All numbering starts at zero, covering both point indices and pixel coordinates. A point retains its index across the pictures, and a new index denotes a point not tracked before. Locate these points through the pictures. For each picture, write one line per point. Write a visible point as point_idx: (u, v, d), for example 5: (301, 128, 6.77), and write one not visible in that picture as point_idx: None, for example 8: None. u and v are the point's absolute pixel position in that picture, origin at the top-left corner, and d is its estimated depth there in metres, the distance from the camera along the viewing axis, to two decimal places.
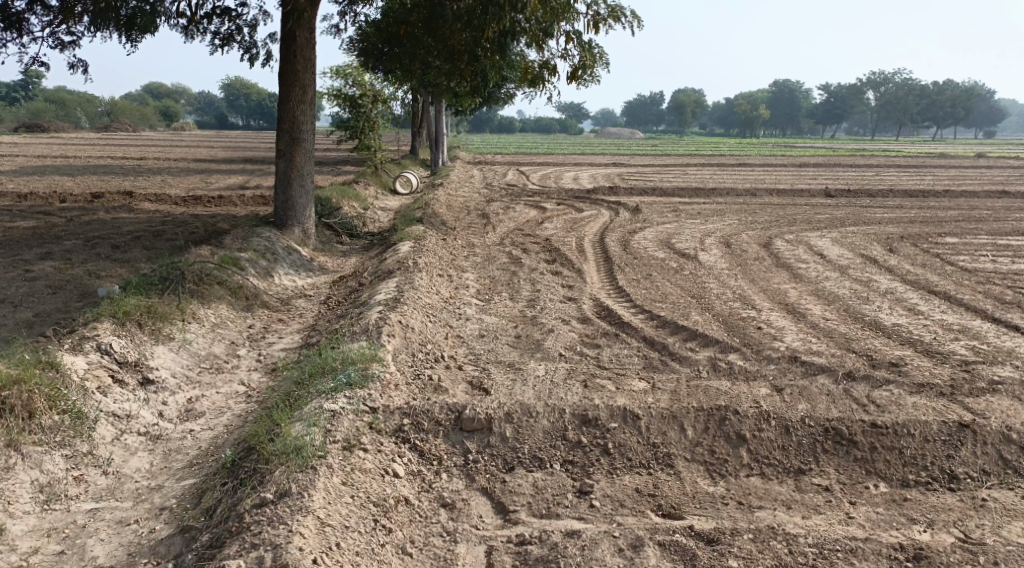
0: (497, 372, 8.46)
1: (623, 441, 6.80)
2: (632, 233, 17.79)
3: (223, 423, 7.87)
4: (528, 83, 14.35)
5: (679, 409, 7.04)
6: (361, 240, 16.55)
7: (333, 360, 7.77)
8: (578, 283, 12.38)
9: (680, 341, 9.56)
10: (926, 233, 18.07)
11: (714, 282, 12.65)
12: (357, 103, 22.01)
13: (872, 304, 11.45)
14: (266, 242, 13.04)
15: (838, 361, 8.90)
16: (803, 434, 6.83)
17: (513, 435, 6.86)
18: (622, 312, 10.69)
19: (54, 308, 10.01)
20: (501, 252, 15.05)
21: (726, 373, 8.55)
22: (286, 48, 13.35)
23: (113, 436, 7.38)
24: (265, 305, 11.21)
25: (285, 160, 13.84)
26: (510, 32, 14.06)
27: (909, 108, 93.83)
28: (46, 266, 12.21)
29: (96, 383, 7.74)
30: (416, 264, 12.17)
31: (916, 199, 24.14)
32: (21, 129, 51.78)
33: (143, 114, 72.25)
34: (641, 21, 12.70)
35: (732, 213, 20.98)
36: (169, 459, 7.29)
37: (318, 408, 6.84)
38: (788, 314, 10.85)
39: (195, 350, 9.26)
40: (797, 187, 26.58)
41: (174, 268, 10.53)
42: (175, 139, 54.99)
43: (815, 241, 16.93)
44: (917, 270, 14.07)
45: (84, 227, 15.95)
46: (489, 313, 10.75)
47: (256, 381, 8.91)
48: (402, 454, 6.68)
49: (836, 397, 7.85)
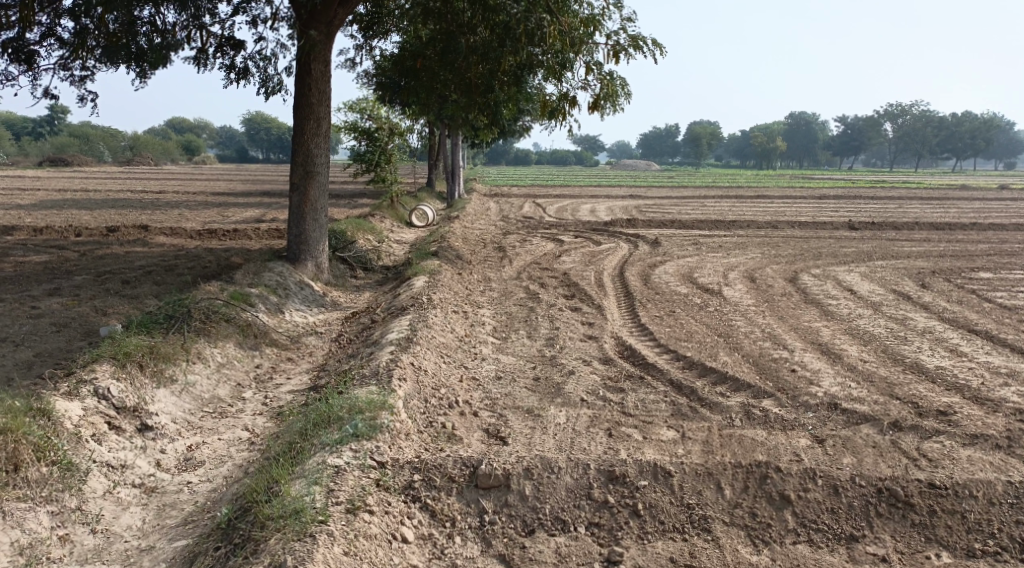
0: (516, 419, 7.90)
1: (654, 502, 6.22)
2: (653, 267, 17.20)
3: (223, 475, 7.36)
4: (547, 115, 13.96)
5: (715, 465, 6.47)
6: (376, 274, 16.10)
7: (339, 408, 7.21)
8: (598, 321, 11.85)
9: (710, 385, 8.98)
10: (959, 268, 17.42)
11: (742, 320, 12.08)
12: (374, 137, 21.70)
13: (911, 345, 10.82)
14: (277, 277, 12.61)
15: (882, 409, 8.28)
16: (854, 495, 6.23)
17: (534, 493, 6.30)
18: (646, 352, 10.14)
19: (56, 347, 9.58)
20: (519, 287, 14.57)
21: (761, 422, 7.94)
22: (302, 81, 13.01)
23: (104, 489, 6.89)
24: (274, 343, 10.73)
25: (298, 194, 13.42)
26: (527, 64, 13.67)
27: (929, 139, 92.84)
28: (53, 302, 11.81)
29: (91, 430, 7.27)
30: (431, 300, 11.68)
31: (943, 233, 23.50)
32: (44, 164, 52.08)
33: (164, 148, 72.40)
34: (664, 49, 12.31)
35: (754, 246, 20.42)
36: (162, 515, 6.78)
37: (322, 464, 6.34)
38: (822, 355, 10.24)
39: (198, 394, 8.80)
40: (820, 220, 25.97)
41: (179, 306, 10.08)
42: (194, 173, 55.18)
43: (843, 276, 16.34)
44: (954, 307, 13.45)
45: (95, 261, 15.62)
46: (506, 353, 10.22)
47: (260, 426, 8.41)
48: (412, 515, 6.13)
49: (882, 450, 7.26)
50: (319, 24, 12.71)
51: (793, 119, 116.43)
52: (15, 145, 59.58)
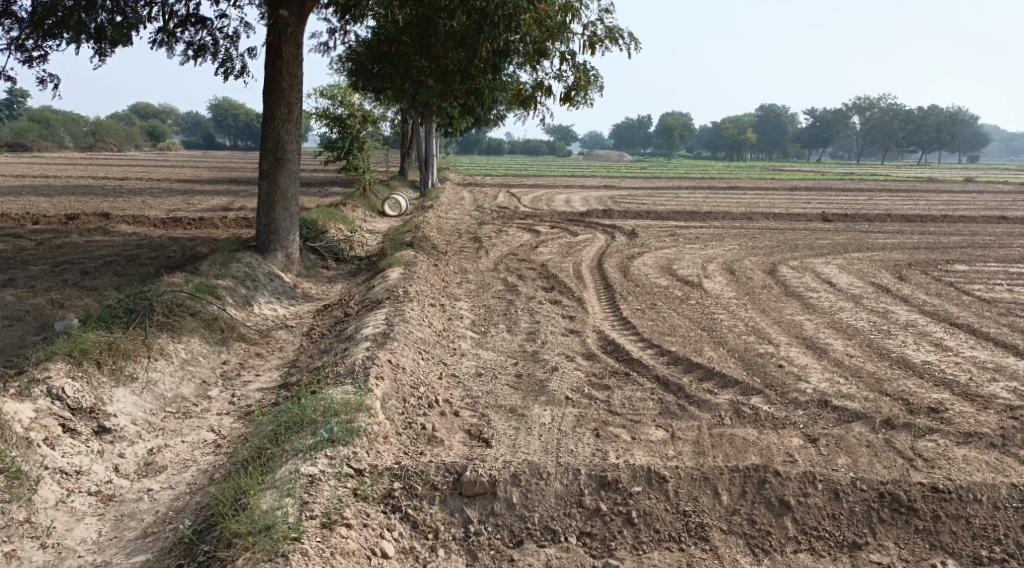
0: (498, 419, 7.59)
1: (648, 509, 5.97)
2: (631, 258, 16.94)
3: (186, 481, 7.15)
4: (520, 104, 13.55)
5: (711, 469, 6.22)
6: (348, 265, 15.71)
7: (313, 410, 6.85)
8: (579, 314, 11.55)
9: (696, 381, 8.68)
10: (934, 261, 17.29)
11: (724, 313, 11.82)
12: (345, 123, 21.19)
13: (896, 339, 10.56)
14: (246, 268, 12.16)
15: (874, 406, 7.97)
16: (855, 501, 6.02)
17: (521, 501, 6.03)
18: (630, 347, 9.83)
19: (9, 343, 9.15)
20: (496, 279, 14.22)
21: (751, 421, 7.64)
22: (271, 65, 12.55)
23: (58, 499, 6.68)
24: (242, 338, 10.32)
25: (268, 182, 12.97)
26: (502, 50, 13.25)
27: (895, 132, 93.49)
28: (9, 294, 11.33)
29: (44, 434, 7.07)
30: (407, 293, 11.28)
31: (915, 225, 23.47)
32: (4, 149, 50.88)
33: (128, 134, 71.05)
34: (640, 42, 11.94)
35: (731, 238, 20.21)
36: (120, 527, 6.58)
37: (294, 473, 5.98)
38: (808, 349, 9.94)
39: (161, 392, 8.43)
40: (793, 211, 25.87)
41: (141, 299, 9.64)
42: (160, 159, 54.18)
43: (821, 268, 16.16)
44: (933, 300, 13.28)
45: (54, 250, 15.06)
46: (485, 348, 9.89)
47: (227, 427, 8.10)
48: (393, 526, 5.83)
49: (877, 449, 7.00)
50: (290, 4, 12.27)
51: (762, 110, 116.88)
52: None
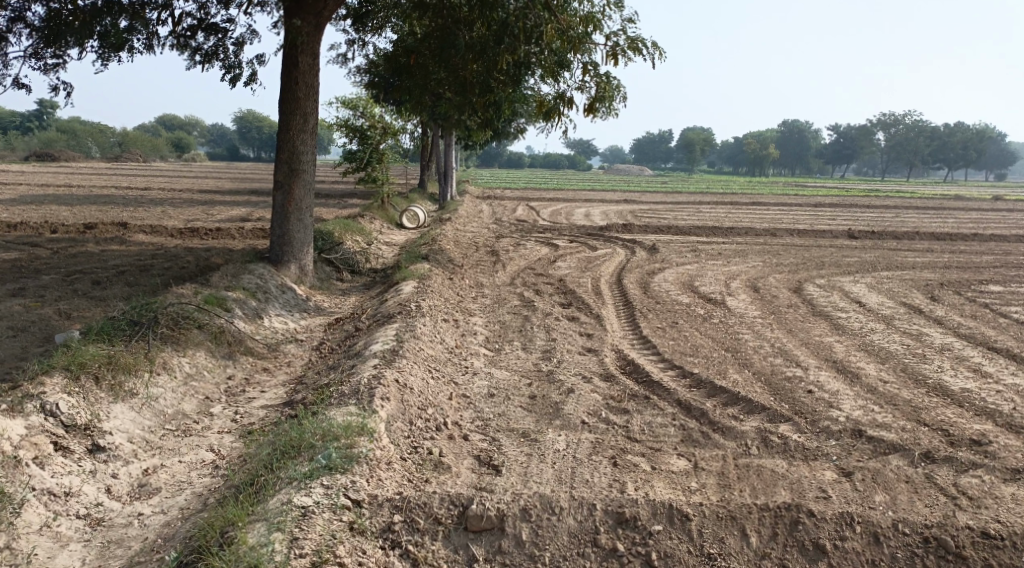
0: (510, 444, 7.15)
1: (670, 551, 5.66)
2: (651, 274, 16.48)
3: (179, 506, 6.74)
4: (542, 116, 13.14)
5: (738, 508, 5.89)
6: (363, 278, 15.34)
7: (312, 433, 6.47)
8: (597, 332, 11.09)
9: (721, 407, 8.17)
10: (967, 281, 16.70)
11: (749, 333, 11.31)
12: (365, 135, 20.91)
13: (932, 363, 10.00)
14: (258, 280, 11.81)
15: (911, 437, 7.44)
16: (897, 546, 5.72)
17: (531, 538, 5.72)
18: (651, 368, 9.35)
19: (10, 355, 8.83)
20: (513, 294, 13.78)
21: (780, 451, 7.14)
22: (287, 74, 12.20)
23: (41, 523, 6.31)
24: (249, 352, 9.94)
25: (282, 193, 12.64)
26: (523, 61, 12.86)
27: (922, 149, 92.18)
28: (15, 303, 11.01)
29: (33, 452, 6.70)
30: (419, 307, 10.87)
31: (945, 243, 22.85)
32: (31, 158, 51.13)
33: (153, 145, 71.16)
34: (664, 52, 11.48)
35: (754, 255, 19.70)
36: (106, 555, 6.20)
37: (286, 505, 5.64)
38: (839, 374, 9.40)
39: (161, 408, 8.06)
40: (819, 228, 25.28)
41: (146, 311, 9.27)
42: (183, 170, 54.21)
43: (850, 287, 15.61)
44: (969, 322, 12.71)
45: (67, 259, 14.80)
46: (499, 367, 9.45)
47: (227, 447, 7.70)
48: (391, 565, 5.51)
49: (917, 486, 6.49)
50: (306, 14, 11.94)
51: (785, 125, 115.91)
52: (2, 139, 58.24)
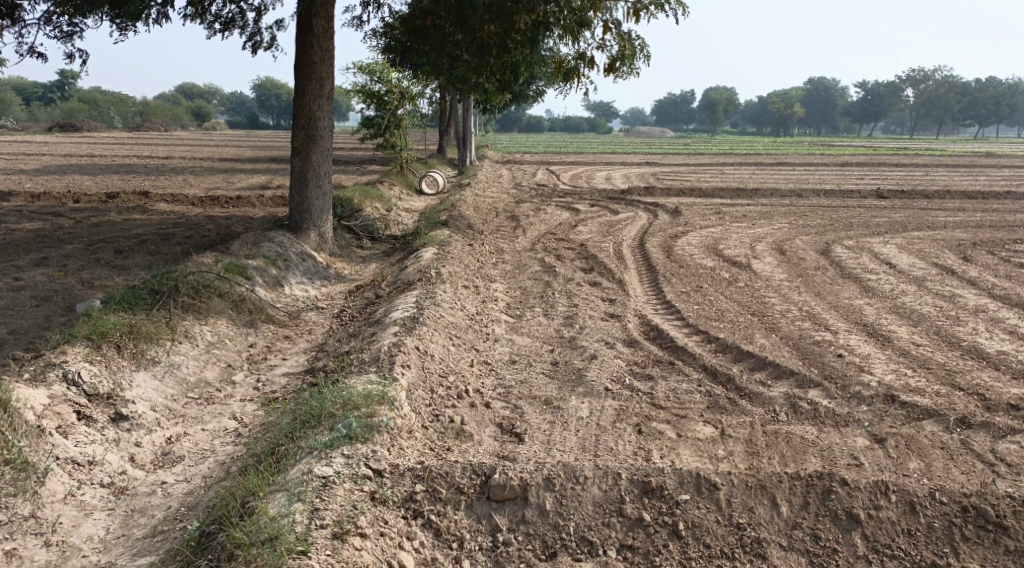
0: (533, 412, 7.03)
1: (698, 521, 5.54)
2: (675, 237, 16.21)
3: (201, 474, 6.70)
4: (562, 77, 12.84)
5: (769, 477, 5.76)
6: (383, 244, 15.20)
7: (332, 402, 6.39)
8: (620, 297, 10.91)
9: (747, 372, 8.01)
10: (1001, 240, 16.28)
11: (776, 297, 11.06)
12: (383, 100, 20.66)
13: (966, 326, 9.73)
14: (278, 247, 11.70)
15: (946, 402, 7.23)
16: (934, 515, 5.56)
17: (555, 508, 5.62)
18: (676, 333, 9.18)
19: (32, 324, 8.80)
20: (534, 259, 13.60)
21: (810, 418, 6.96)
22: (302, 38, 11.98)
23: (65, 492, 6.28)
24: (271, 320, 9.86)
25: (300, 160, 12.50)
26: (542, 20, 12.54)
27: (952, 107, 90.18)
28: (39, 273, 10.99)
29: (56, 421, 6.67)
30: (440, 274, 10.73)
31: (977, 202, 22.32)
32: (54, 129, 51.23)
33: (174, 115, 70.88)
34: (687, 9, 11.13)
35: (780, 216, 19.34)
36: (129, 524, 6.18)
37: (307, 475, 5.57)
38: (870, 337, 9.17)
39: (183, 376, 8.02)
40: (846, 188, 24.82)
41: (166, 280, 9.19)
42: (204, 139, 54.06)
43: (879, 248, 15.27)
44: (1003, 283, 12.38)
45: (90, 229, 14.80)
46: (521, 333, 9.31)
47: (249, 415, 7.65)
48: (413, 535, 5.44)
49: (953, 452, 6.31)
50: None
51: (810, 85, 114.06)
52: (26, 110, 58.51)
